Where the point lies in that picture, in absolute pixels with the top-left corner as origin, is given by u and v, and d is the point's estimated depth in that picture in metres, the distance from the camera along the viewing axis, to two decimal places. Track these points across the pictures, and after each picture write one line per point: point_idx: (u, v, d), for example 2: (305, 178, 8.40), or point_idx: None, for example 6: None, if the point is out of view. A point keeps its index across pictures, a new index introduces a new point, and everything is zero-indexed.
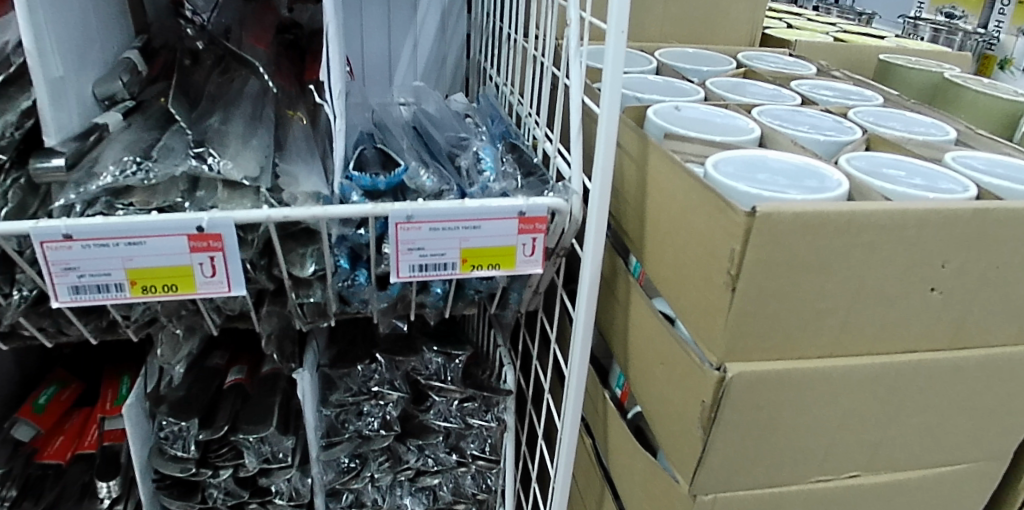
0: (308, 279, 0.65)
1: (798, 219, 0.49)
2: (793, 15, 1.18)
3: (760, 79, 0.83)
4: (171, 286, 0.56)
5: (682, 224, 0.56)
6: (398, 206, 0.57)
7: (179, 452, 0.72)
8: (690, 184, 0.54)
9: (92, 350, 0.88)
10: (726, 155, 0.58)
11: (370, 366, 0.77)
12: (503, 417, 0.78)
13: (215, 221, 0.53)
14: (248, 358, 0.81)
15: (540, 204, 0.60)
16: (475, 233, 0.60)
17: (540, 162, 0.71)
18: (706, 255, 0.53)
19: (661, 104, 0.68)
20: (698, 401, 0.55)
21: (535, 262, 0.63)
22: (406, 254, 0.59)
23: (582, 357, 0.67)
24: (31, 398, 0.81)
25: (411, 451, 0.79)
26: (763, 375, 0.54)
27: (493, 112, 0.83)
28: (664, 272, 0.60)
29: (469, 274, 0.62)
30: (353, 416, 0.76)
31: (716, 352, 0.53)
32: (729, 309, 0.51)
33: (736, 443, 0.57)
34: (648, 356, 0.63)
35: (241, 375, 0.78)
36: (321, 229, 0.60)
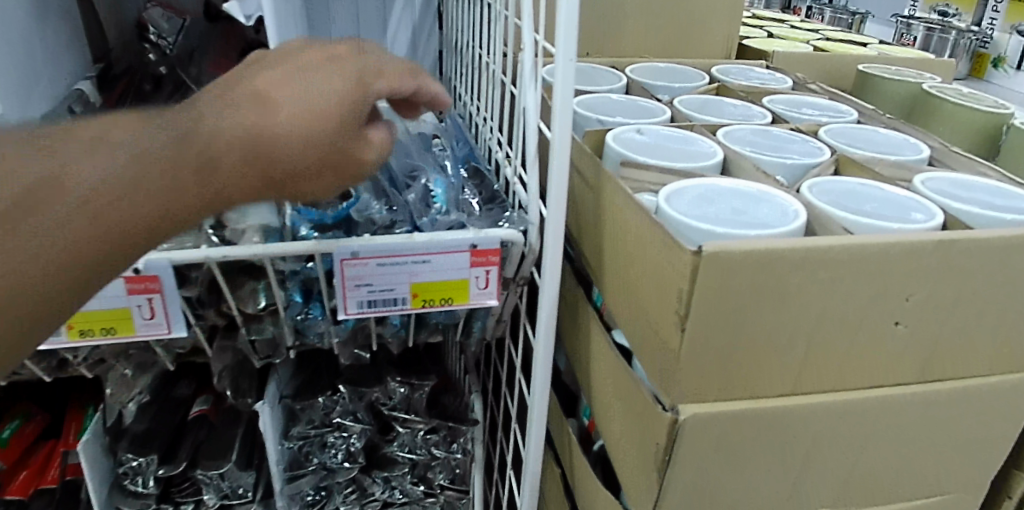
0: (259, 314, 0.63)
1: (747, 258, 0.47)
2: (775, 22, 1.16)
3: (732, 96, 0.81)
4: (108, 329, 0.55)
5: (634, 258, 0.54)
6: (343, 242, 0.55)
7: (139, 488, 0.73)
8: (640, 219, 0.52)
9: (64, 379, 0.85)
10: (683, 185, 0.56)
11: (332, 397, 0.74)
12: (468, 448, 0.78)
13: (152, 262, 0.52)
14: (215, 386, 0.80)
15: (491, 236, 0.58)
16: (425, 267, 0.58)
17: (501, 190, 0.70)
18: (658, 292, 0.51)
19: (622, 127, 0.66)
20: (653, 442, 0.53)
21: (489, 294, 0.61)
22: (353, 290, 0.57)
23: (543, 380, 0.65)
24: None
25: (376, 483, 0.78)
26: (717, 416, 0.52)
27: (459, 134, 0.82)
28: (620, 306, 0.58)
29: (421, 309, 0.60)
30: (317, 448, 0.75)
31: (668, 393, 0.51)
32: (678, 350, 0.49)
33: (695, 483, 0.55)
34: (609, 390, 0.61)
35: (206, 406, 0.77)
36: (266, 265, 0.58)
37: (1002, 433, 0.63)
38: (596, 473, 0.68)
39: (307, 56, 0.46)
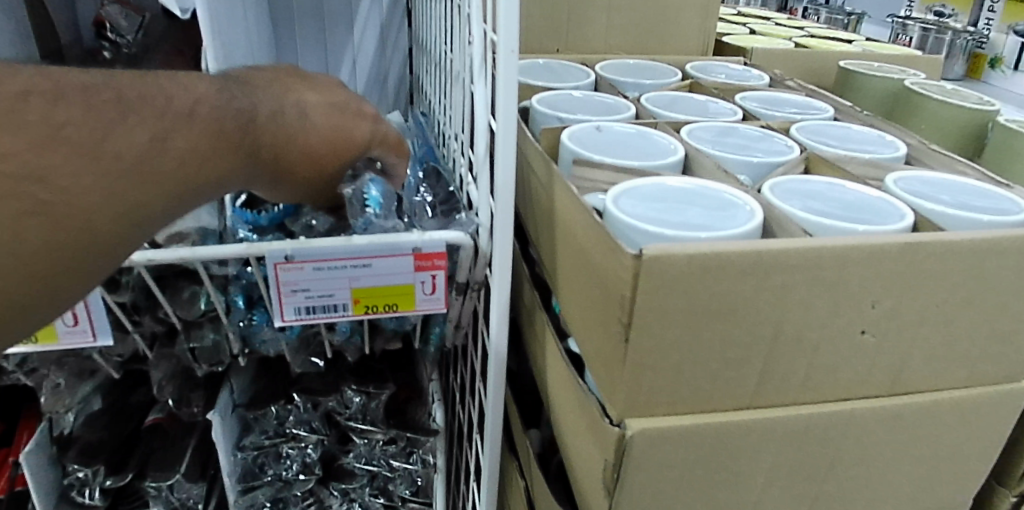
0: (199, 321, 0.60)
1: (692, 262, 0.44)
2: (760, 20, 1.13)
3: (704, 93, 0.78)
4: (30, 337, 0.52)
5: (581, 263, 0.51)
6: (275, 245, 0.53)
7: (86, 500, 0.69)
8: (586, 221, 0.49)
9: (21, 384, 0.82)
10: (633, 185, 0.53)
11: (285, 407, 0.71)
12: (429, 459, 0.75)
13: None
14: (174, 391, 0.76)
15: (437, 239, 0.55)
16: (366, 271, 0.55)
17: (457, 190, 0.67)
18: (603, 299, 0.48)
19: (581, 125, 0.63)
20: (602, 459, 0.50)
21: (436, 301, 0.58)
22: (290, 296, 0.54)
23: (497, 383, 0.63)
24: None
25: (334, 496, 0.74)
26: (669, 432, 0.49)
27: (422, 133, 0.79)
28: (573, 313, 0.55)
29: (364, 316, 0.57)
30: (272, 459, 0.72)
31: (616, 407, 0.48)
32: (623, 361, 0.46)
33: (649, 503, 0.52)
34: (563, 402, 0.58)
35: (161, 414, 0.73)
36: (199, 270, 0.55)
37: (983, 449, 0.59)
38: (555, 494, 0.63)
39: (329, 89, 0.51)
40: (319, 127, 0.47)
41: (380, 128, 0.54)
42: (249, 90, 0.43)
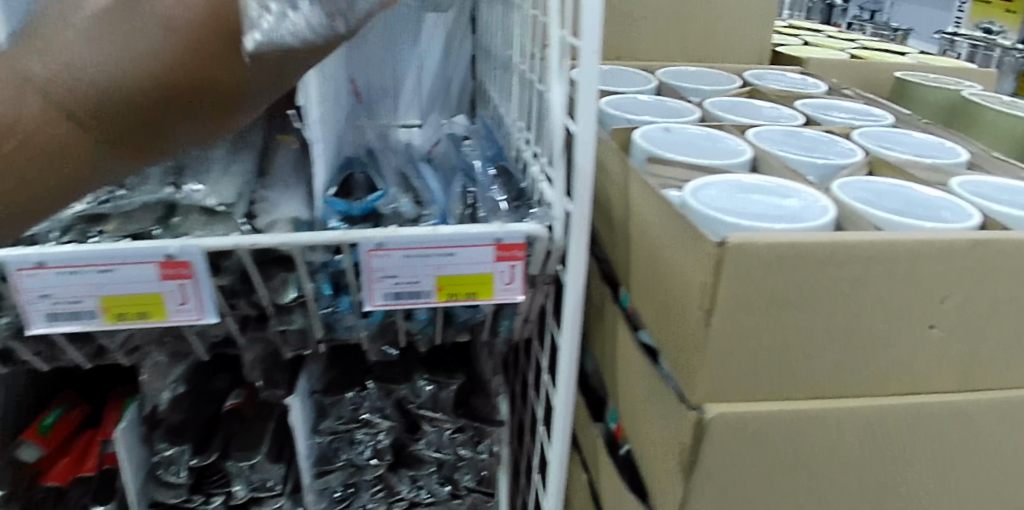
0: (289, 306, 0.64)
1: (773, 250, 0.47)
2: (812, 32, 1.15)
3: (764, 99, 0.80)
4: (142, 314, 0.56)
5: (659, 251, 0.54)
6: (368, 233, 0.56)
7: (171, 478, 0.72)
8: (667, 212, 0.52)
9: (105, 372, 0.86)
10: (708, 182, 0.56)
11: (360, 393, 0.74)
12: (495, 449, 0.76)
13: (185, 247, 0.53)
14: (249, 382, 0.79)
15: (516, 230, 0.58)
16: (450, 260, 0.58)
17: (529, 189, 0.70)
18: (683, 287, 0.51)
19: (650, 125, 0.66)
20: (679, 443, 0.53)
21: (514, 291, 0.61)
22: (380, 282, 0.58)
23: (568, 380, 0.65)
24: (36, 419, 0.79)
25: (403, 482, 0.76)
26: (744, 417, 0.51)
27: (490, 136, 0.82)
28: (647, 303, 0.58)
29: (447, 303, 0.60)
30: (345, 444, 0.75)
31: (694, 392, 0.51)
32: (705, 346, 0.49)
33: (721, 488, 0.53)
34: (634, 390, 0.61)
35: (239, 400, 0.77)
36: (296, 256, 0.59)
37: None
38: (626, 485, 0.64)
39: None
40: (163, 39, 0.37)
41: None
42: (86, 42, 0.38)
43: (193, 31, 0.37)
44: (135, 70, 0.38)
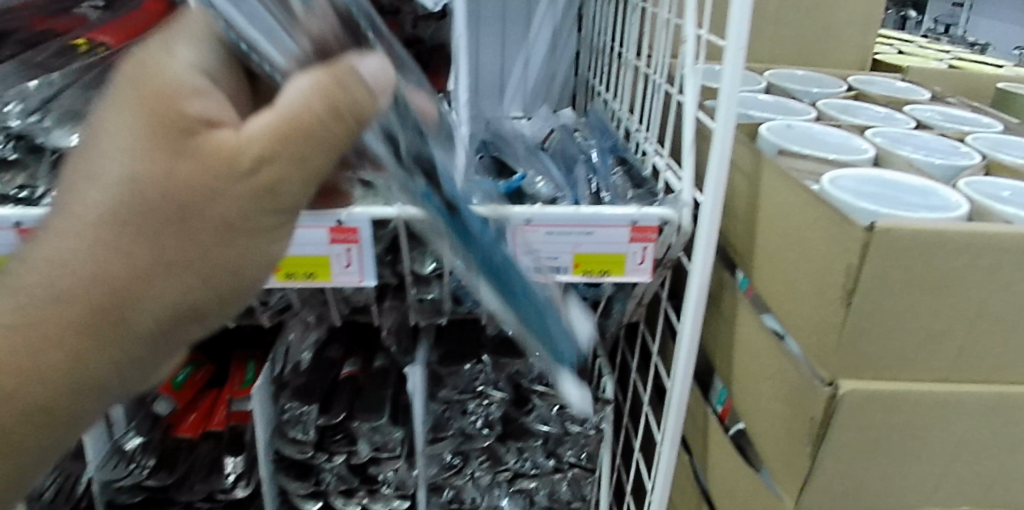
0: (428, 277, 0.69)
1: (917, 237, 0.50)
2: (904, 42, 1.17)
3: (873, 102, 0.83)
4: (310, 274, 0.61)
5: (795, 236, 0.57)
6: (518, 210, 0.61)
7: (299, 435, 0.77)
8: (808, 201, 0.55)
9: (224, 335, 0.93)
10: (839, 175, 0.59)
11: (476, 366, 0.80)
12: (601, 426, 0.80)
13: (354, 214, 0.59)
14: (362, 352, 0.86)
15: (652, 214, 0.62)
16: (588, 238, 0.62)
17: (650, 176, 0.73)
18: (823, 270, 0.54)
19: (773, 122, 0.70)
20: (807, 417, 0.56)
21: (644, 271, 0.64)
22: (523, 255, 0.62)
23: (686, 368, 0.69)
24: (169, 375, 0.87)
25: (510, 453, 0.81)
26: (874, 395, 0.54)
27: (603, 127, 0.84)
28: (774, 287, 0.61)
29: (581, 279, 0.64)
30: (457, 414, 0.80)
31: (827, 368, 0.54)
32: (842, 325, 0.52)
33: (845, 464, 0.56)
34: (752, 370, 0.64)
35: (355, 368, 0.83)
36: (445, 229, 0.64)
37: None
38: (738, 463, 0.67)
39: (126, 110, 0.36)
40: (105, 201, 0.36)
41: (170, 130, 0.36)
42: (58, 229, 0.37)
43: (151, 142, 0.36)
44: (109, 195, 0.35)
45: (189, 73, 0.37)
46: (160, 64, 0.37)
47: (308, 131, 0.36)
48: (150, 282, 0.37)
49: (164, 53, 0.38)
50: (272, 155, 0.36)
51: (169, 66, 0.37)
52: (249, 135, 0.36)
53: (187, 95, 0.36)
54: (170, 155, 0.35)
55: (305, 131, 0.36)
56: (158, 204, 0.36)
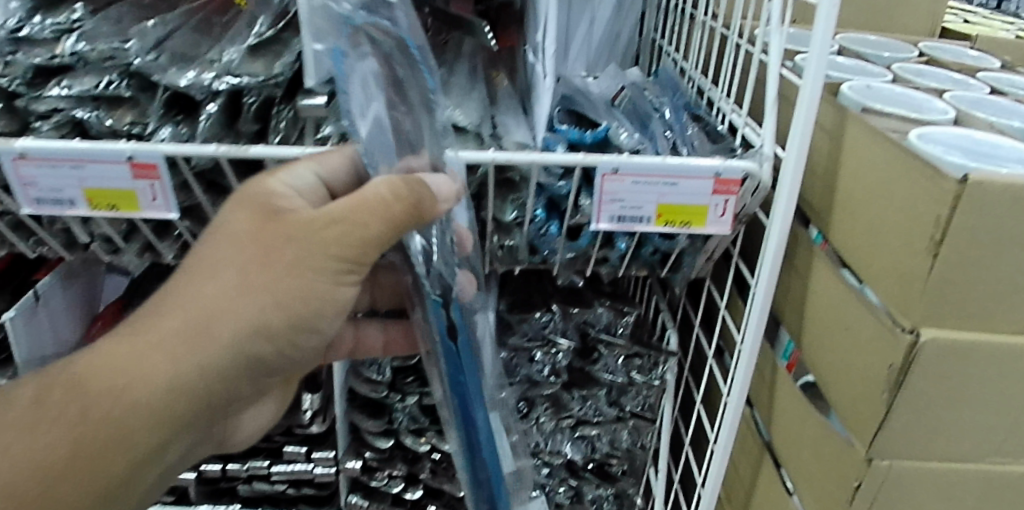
0: (509, 225, 0.72)
1: (1009, 191, 0.51)
2: (967, 12, 1.16)
3: (944, 68, 0.83)
4: None
5: (883, 190, 0.59)
6: (607, 158, 0.63)
7: (374, 375, 0.82)
8: (900, 157, 0.57)
9: None
10: (926, 131, 0.60)
11: (546, 314, 0.81)
12: (665, 377, 0.82)
13: (451, 158, 0.62)
14: None
15: (737, 166, 0.63)
16: (674, 189, 0.64)
17: (726, 132, 0.74)
18: (911, 224, 0.55)
19: (853, 81, 0.70)
20: (886, 364, 0.58)
21: (724, 223, 0.66)
22: (608, 204, 0.64)
23: (758, 324, 0.71)
24: None
25: (575, 401, 0.84)
26: (954, 344, 0.56)
27: (674, 85, 0.84)
28: (855, 242, 0.63)
29: (663, 229, 0.66)
30: (525, 361, 0.82)
31: (910, 317, 0.56)
32: (928, 276, 0.54)
33: (918, 412, 0.59)
34: (829, 322, 0.66)
35: None
36: (532, 176, 0.67)
37: None
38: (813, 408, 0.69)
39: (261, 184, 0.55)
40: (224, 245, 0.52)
41: (270, 199, 0.54)
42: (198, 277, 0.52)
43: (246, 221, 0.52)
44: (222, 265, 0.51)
45: (315, 195, 0.57)
46: (291, 174, 0.57)
47: (347, 218, 0.50)
48: (234, 305, 0.51)
49: (307, 170, 0.58)
50: (340, 217, 0.50)
51: (302, 176, 0.57)
52: (329, 211, 0.51)
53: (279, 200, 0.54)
54: (272, 232, 0.52)
55: (359, 224, 0.50)
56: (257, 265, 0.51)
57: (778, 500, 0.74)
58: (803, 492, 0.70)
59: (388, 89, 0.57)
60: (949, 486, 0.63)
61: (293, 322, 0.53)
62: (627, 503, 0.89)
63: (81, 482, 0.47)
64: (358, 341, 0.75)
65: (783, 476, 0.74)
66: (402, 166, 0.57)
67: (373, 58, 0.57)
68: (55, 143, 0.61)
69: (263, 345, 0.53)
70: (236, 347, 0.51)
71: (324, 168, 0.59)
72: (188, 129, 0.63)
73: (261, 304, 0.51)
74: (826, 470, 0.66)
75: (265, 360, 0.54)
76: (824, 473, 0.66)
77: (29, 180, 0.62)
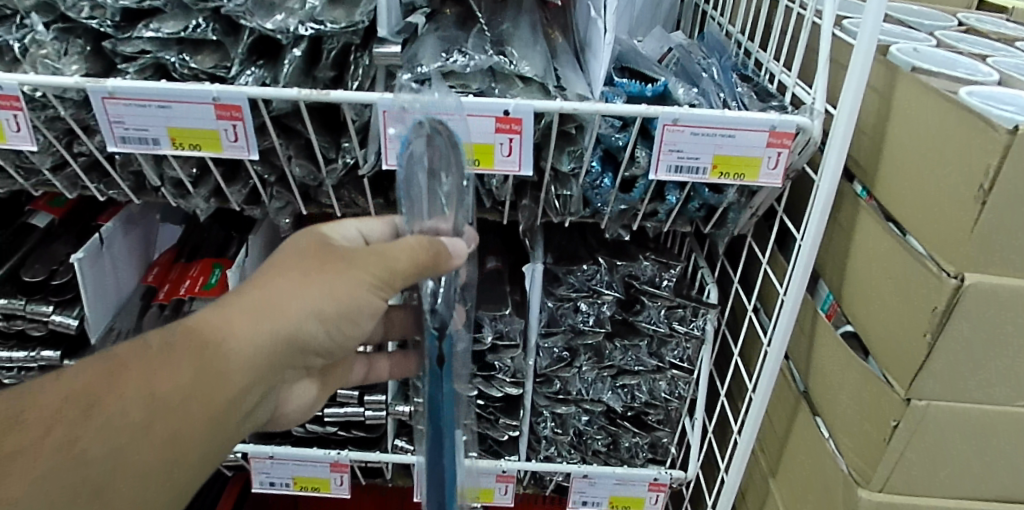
0: (566, 176, 0.75)
1: None
2: None
3: (984, 37, 0.86)
4: (475, 161, 0.67)
5: (932, 144, 0.62)
6: (668, 109, 0.66)
7: None
8: (951, 110, 0.60)
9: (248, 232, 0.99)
10: (976, 89, 0.62)
11: (593, 266, 0.85)
12: (704, 329, 0.85)
13: (520, 106, 0.64)
14: (494, 253, 0.93)
15: (791, 120, 0.66)
16: (730, 141, 0.67)
17: (776, 92, 0.77)
18: (960, 174, 0.59)
19: (901, 44, 0.73)
20: (930, 307, 0.61)
21: (775, 176, 0.69)
22: (667, 154, 0.68)
23: (802, 273, 0.74)
24: (201, 277, 0.92)
25: (616, 350, 0.87)
26: (997, 289, 0.59)
27: (722, 48, 0.87)
28: (901, 195, 0.66)
29: (716, 180, 0.69)
30: (571, 311, 0.86)
31: (955, 262, 0.59)
32: (976, 223, 0.57)
33: (958, 354, 0.62)
34: (873, 271, 0.69)
35: (500, 264, 0.91)
36: (593, 126, 0.69)
37: None
38: (855, 350, 0.73)
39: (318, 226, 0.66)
40: (281, 253, 0.61)
41: (321, 234, 0.64)
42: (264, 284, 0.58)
43: (308, 242, 0.61)
44: (279, 267, 0.59)
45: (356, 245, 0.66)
46: (340, 228, 0.67)
47: (388, 250, 0.58)
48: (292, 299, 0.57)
49: (351, 228, 0.68)
50: (379, 251, 0.58)
51: (351, 233, 0.67)
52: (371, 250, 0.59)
53: (331, 239, 0.63)
54: (320, 259, 0.59)
55: (394, 256, 0.57)
56: (310, 269, 0.58)
57: (813, 446, 0.78)
58: (840, 435, 0.74)
59: (431, 156, 0.62)
60: (981, 428, 0.67)
61: (351, 298, 0.57)
62: (661, 452, 0.93)
63: (191, 400, 0.52)
64: (370, 368, 0.80)
65: (819, 423, 0.78)
66: (429, 226, 0.62)
67: (424, 143, 0.62)
68: (141, 83, 0.64)
69: (320, 327, 0.58)
70: (298, 322, 0.56)
71: (368, 229, 0.68)
72: (269, 73, 0.66)
73: (318, 301, 0.57)
74: (865, 412, 0.69)
75: (352, 290, 0.57)
76: (863, 414, 0.70)
77: (115, 117, 0.65)
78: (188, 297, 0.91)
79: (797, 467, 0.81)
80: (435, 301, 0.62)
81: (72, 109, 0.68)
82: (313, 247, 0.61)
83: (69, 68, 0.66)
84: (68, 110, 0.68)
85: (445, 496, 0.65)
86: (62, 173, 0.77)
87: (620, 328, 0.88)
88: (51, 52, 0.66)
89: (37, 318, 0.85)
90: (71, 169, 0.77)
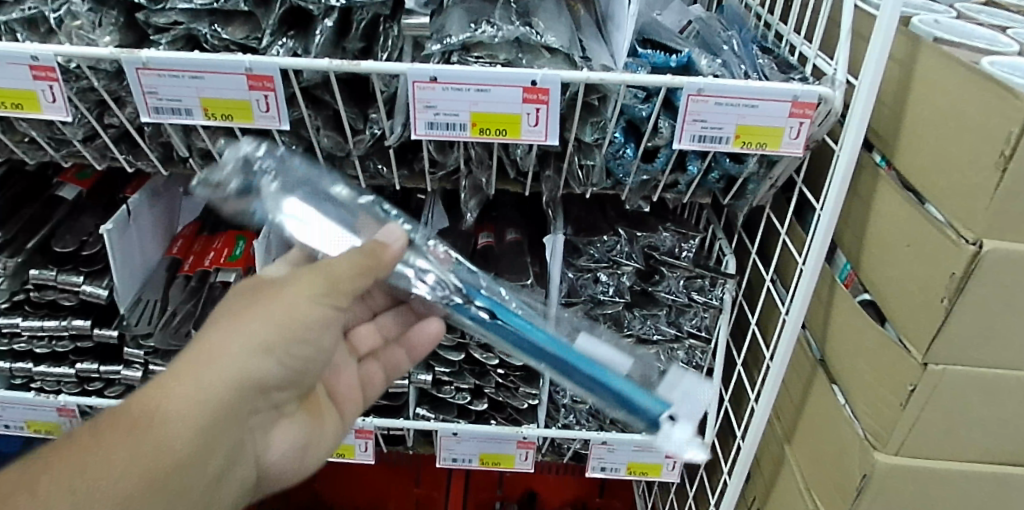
0: (589, 146, 0.76)
1: None
2: None
3: (1005, 8, 0.86)
4: (502, 131, 0.68)
5: (954, 114, 0.63)
6: (692, 79, 0.67)
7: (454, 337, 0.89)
8: (974, 79, 0.60)
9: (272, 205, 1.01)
10: (999, 58, 0.63)
11: (613, 238, 0.87)
12: (722, 298, 0.87)
13: (547, 76, 0.65)
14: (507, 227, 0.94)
15: (813, 90, 0.66)
16: (752, 111, 0.68)
17: (797, 64, 0.78)
18: (981, 143, 0.59)
19: (922, 16, 0.73)
20: (947, 273, 0.62)
21: (797, 145, 0.70)
22: (690, 124, 0.69)
23: (821, 242, 0.75)
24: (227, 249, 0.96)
25: (635, 319, 0.89)
26: (1016, 255, 0.60)
27: (742, 20, 0.88)
28: (922, 164, 0.67)
29: (739, 150, 0.71)
30: (591, 282, 0.88)
31: (974, 229, 0.60)
32: (996, 189, 0.58)
33: (974, 320, 0.64)
34: (893, 239, 0.70)
35: (520, 235, 0.93)
36: (618, 96, 0.70)
37: None
38: (873, 318, 0.74)
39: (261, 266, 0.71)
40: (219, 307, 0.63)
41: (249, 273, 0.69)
42: (232, 313, 0.60)
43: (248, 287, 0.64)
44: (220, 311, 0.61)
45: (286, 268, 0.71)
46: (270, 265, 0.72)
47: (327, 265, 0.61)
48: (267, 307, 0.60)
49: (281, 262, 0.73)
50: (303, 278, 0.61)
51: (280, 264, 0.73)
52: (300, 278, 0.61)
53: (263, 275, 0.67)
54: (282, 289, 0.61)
55: (331, 266, 0.61)
56: (249, 303, 0.61)
57: (829, 412, 0.80)
58: (856, 401, 0.75)
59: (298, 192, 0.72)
60: (995, 392, 0.68)
61: None
62: None
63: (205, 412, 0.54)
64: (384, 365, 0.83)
65: (836, 391, 0.79)
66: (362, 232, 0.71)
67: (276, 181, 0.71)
68: (173, 53, 0.65)
69: (299, 329, 0.60)
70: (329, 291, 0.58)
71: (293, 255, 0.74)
72: (299, 44, 0.67)
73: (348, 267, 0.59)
74: (881, 376, 0.71)
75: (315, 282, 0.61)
76: (878, 378, 0.72)
77: (147, 88, 0.66)
78: (212, 269, 0.94)
79: (814, 434, 0.83)
80: (433, 284, 0.77)
81: (104, 80, 0.70)
82: (253, 287, 0.63)
83: (103, 40, 0.67)
84: (101, 81, 0.69)
85: (613, 393, 0.74)
86: (93, 144, 0.78)
87: (639, 298, 0.89)
88: (86, 23, 0.68)
89: (68, 288, 0.87)
90: (101, 140, 0.78)
